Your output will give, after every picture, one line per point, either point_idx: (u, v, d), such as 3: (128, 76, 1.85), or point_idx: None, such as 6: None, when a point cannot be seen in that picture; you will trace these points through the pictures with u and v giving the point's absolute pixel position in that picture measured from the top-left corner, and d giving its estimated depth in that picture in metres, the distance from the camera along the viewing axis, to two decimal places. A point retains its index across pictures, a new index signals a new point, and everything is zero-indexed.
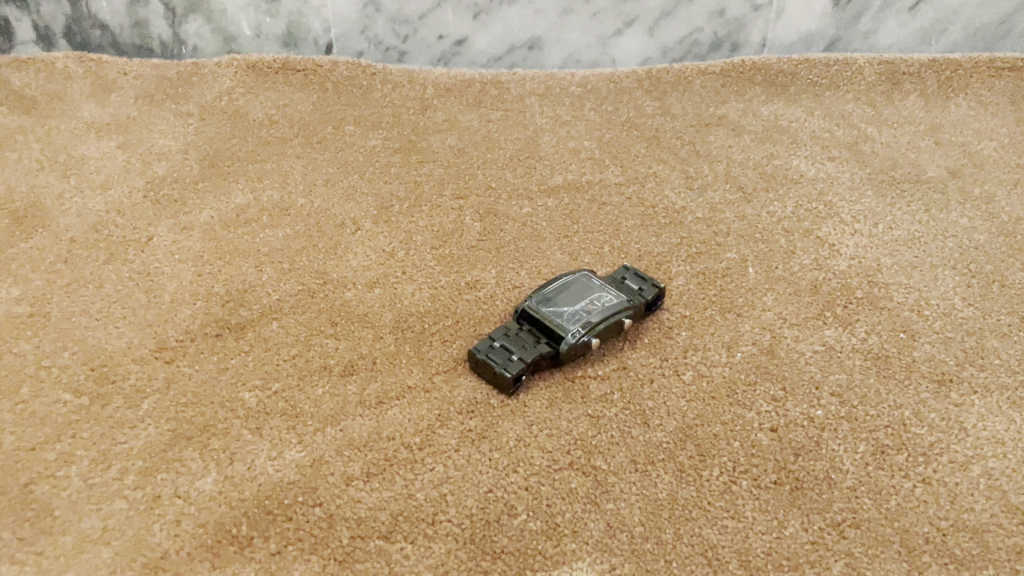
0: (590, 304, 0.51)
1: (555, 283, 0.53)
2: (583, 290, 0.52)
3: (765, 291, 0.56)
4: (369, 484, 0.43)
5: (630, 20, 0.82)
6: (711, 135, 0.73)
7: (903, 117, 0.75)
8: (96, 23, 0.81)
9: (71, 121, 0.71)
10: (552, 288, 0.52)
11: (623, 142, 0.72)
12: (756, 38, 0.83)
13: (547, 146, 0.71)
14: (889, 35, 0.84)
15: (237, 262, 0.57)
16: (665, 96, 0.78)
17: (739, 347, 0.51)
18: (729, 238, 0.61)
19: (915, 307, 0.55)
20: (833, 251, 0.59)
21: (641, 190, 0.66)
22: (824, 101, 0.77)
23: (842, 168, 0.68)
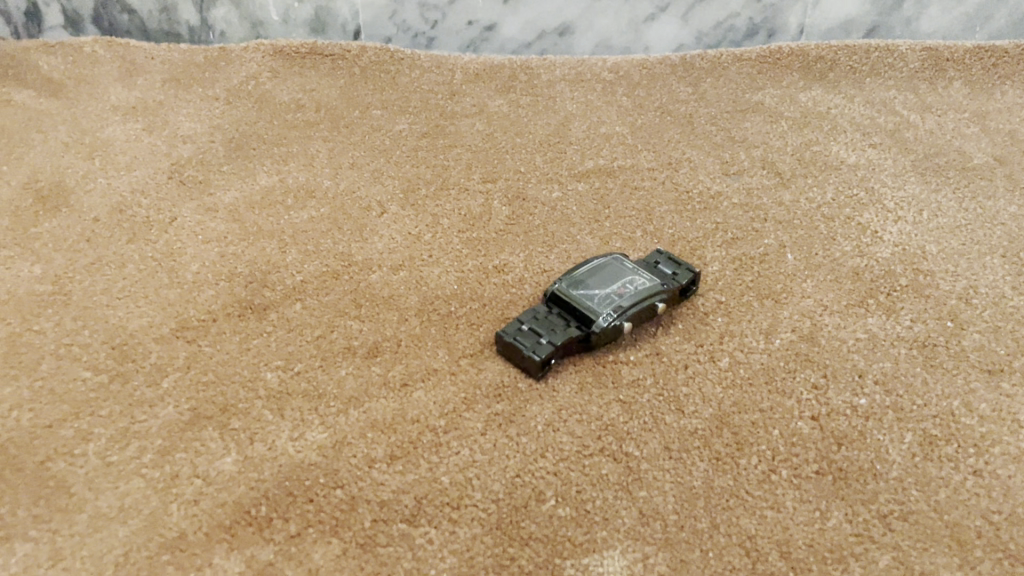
0: (622, 287, 0.49)
1: (587, 265, 0.51)
2: (615, 274, 0.50)
3: (804, 278, 0.54)
4: (392, 466, 0.42)
5: (664, 5, 0.80)
6: (747, 121, 0.71)
7: (947, 104, 0.72)
8: (125, 8, 0.81)
9: (98, 104, 0.71)
10: (583, 270, 0.51)
11: (656, 128, 0.70)
12: (793, 24, 0.81)
13: (577, 131, 0.69)
14: (932, 21, 0.81)
15: (261, 243, 0.56)
16: (699, 82, 0.76)
17: (777, 334, 0.49)
18: (766, 225, 0.59)
19: (963, 294, 0.52)
20: (875, 238, 0.57)
21: (674, 176, 0.64)
22: (864, 87, 0.75)
23: (884, 154, 0.66)
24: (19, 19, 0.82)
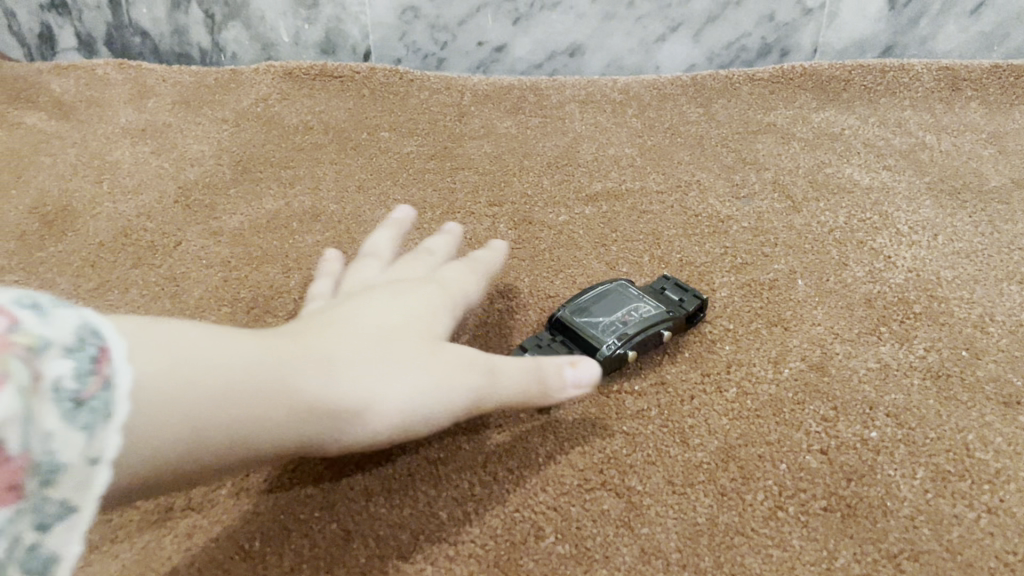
0: (628, 313, 0.48)
1: (591, 291, 0.50)
2: (620, 301, 0.50)
3: (814, 304, 0.53)
4: (389, 499, 0.41)
5: (675, 25, 0.79)
6: (759, 142, 0.70)
7: (964, 125, 0.71)
8: (137, 30, 0.81)
9: (107, 126, 0.71)
10: (587, 296, 0.50)
11: (666, 150, 0.69)
12: (807, 44, 0.80)
13: (586, 153, 0.69)
14: (948, 40, 0.80)
15: (265, 268, 0.56)
16: (711, 103, 0.75)
17: (786, 363, 0.48)
18: (777, 249, 0.58)
19: (978, 323, 0.51)
20: (889, 263, 0.56)
21: (683, 199, 0.63)
22: (879, 108, 0.74)
23: (898, 177, 0.65)
24: (33, 41, 0.83)
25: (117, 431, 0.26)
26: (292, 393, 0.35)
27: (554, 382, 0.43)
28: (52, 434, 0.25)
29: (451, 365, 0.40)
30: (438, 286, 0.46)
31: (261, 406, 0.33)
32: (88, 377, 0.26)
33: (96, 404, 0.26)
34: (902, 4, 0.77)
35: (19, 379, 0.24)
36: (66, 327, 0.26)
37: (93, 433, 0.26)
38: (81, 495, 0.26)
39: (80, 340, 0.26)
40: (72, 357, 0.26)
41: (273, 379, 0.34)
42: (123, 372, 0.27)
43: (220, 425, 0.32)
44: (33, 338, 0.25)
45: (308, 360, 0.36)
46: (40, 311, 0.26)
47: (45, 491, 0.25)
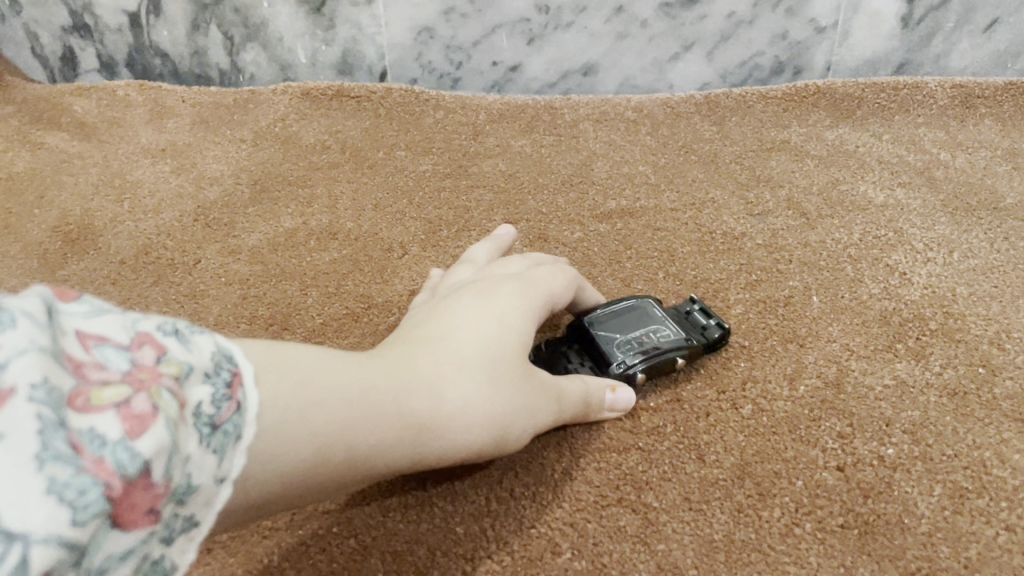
0: (644, 336, 0.48)
1: (617, 305, 0.51)
2: (642, 321, 0.50)
3: (829, 321, 0.53)
4: (406, 515, 0.41)
5: (689, 44, 0.79)
6: (772, 160, 0.70)
7: (979, 142, 0.71)
8: (157, 52, 0.83)
9: (128, 146, 0.72)
10: (610, 310, 0.50)
11: (679, 168, 0.70)
12: (820, 61, 0.80)
13: (600, 171, 0.69)
14: (962, 57, 0.79)
15: (283, 285, 0.57)
16: (724, 121, 0.76)
17: (802, 380, 0.48)
18: (792, 266, 0.58)
19: (995, 339, 0.51)
20: (904, 279, 0.56)
21: (697, 216, 0.64)
22: (893, 125, 0.74)
23: (913, 194, 0.65)
24: (55, 62, 0.85)
25: (242, 452, 0.27)
26: (402, 416, 0.34)
27: (596, 405, 0.45)
28: (196, 456, 0.25)
29: (534, 390, 0.41)
30: (529, 293, 0.45)
31: (373, 430, 0.33)
32: (222, 403, 0.26)
33: (228, 428, 0.27)
34: (915, 22, 0.77)
35: (176, 406, 0.24)
36: (202, 355, 0.27)
37: (223, 454, 0.26)
38: (204, 512, 0.26)
39: (215, 367, 0.27)
40: (211, 382, 0.26)
41: (385, 405, 0.34)
42: (249, 398, 0.28)
43: (337, 450, 0.32)
44: (179, 366, 0.25)
45: (414, 381, 0.36)
46: (180, 338, 0.26)
47: (178, 509, 0.25)
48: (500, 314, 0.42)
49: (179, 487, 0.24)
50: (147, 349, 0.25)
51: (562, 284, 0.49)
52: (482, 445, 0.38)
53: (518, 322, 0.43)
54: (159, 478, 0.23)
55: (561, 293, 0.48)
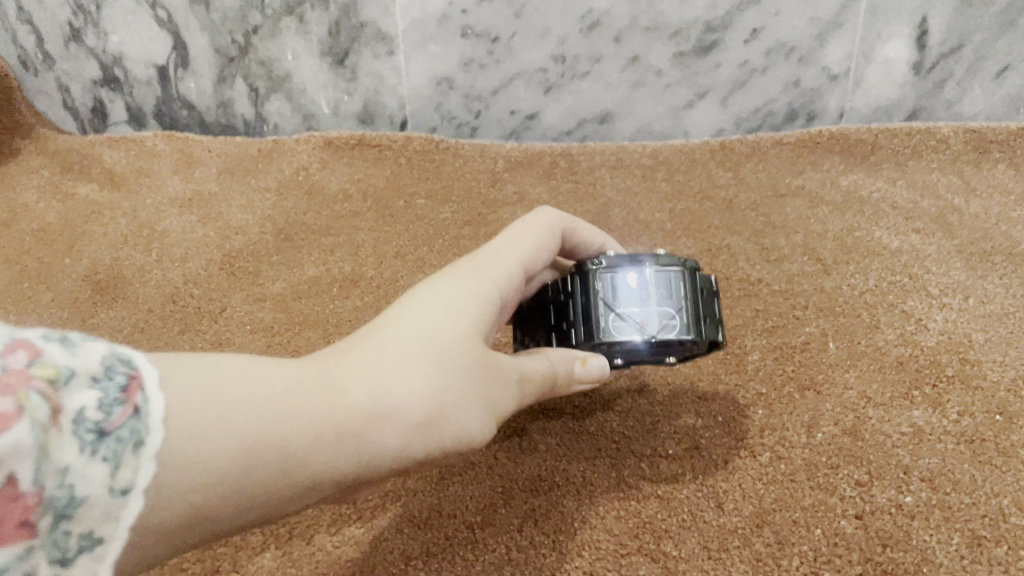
0: (634, 318, 0.45)
1: (627, 263, 0.47)
2: (646, 291, 0.46)
3: (846, 368, 0.53)
4: (428, 565, 0.42)
5: (703, 92, 0.81)
6: (787, 206, 0.71)
7: (994, 187, 0.72)
8: (184, 103, 0.85)
9: (156, 196, 0.74)
10: (618, 269, 0.47)
11: (694, 214, 0.71)
12: (833, 108, 0.81)
13: (617, 220, 0.71)
14: (975, 103, 0.80)
15: (305, 334, 0.59)
16: (739, 167, 0.77)
17: (820, 427, 0.48)
18: (807, 312, 0.58)
19: (1012, 386, 0.51)
20: (920, 325, 0.56)
21: (713, 262, 0.65)
22: (907, 170, 0.75)
23: (927, 239, 0.66)
24: (86, 115, 0.87)
25: (148, 459, 0.26)
26: (344, 413, 0.32)
27: (564, 378, 0.45)
28: (76, 465, 0.24)
29: (488, 376, 0.39)
30: (491, 268, 0.44)
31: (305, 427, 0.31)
32: (114, 407, 0.25)
33: (125, 432, 0.25)
34: (926, 68, 0.78)
35: (46, 411, 0.23)
36: (92, 359, 0.25)
37: (117, 463, 0.25)
38: (107, 527, 0.25)
39: (108, 370, 0.26)
40: (100, 387, 0.25)
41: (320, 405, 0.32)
42: (153, 401, 0.26)
43: (273, 456, 0.30)
44: (55, 370, 0.24)
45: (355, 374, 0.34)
46: (66, 343, 0.25)
47: (65, 524, 0.24)
48: (455, 296, 0.41)
49: (53, 497, 0.23)
50: (19, 352, 0.24)
51: (538, 248, 0.49)
52: (446, 441, 0.36)
53: (475, 303, 0.41)
54: (21, 485, 0.22)
55: (534, 258, 0.48)
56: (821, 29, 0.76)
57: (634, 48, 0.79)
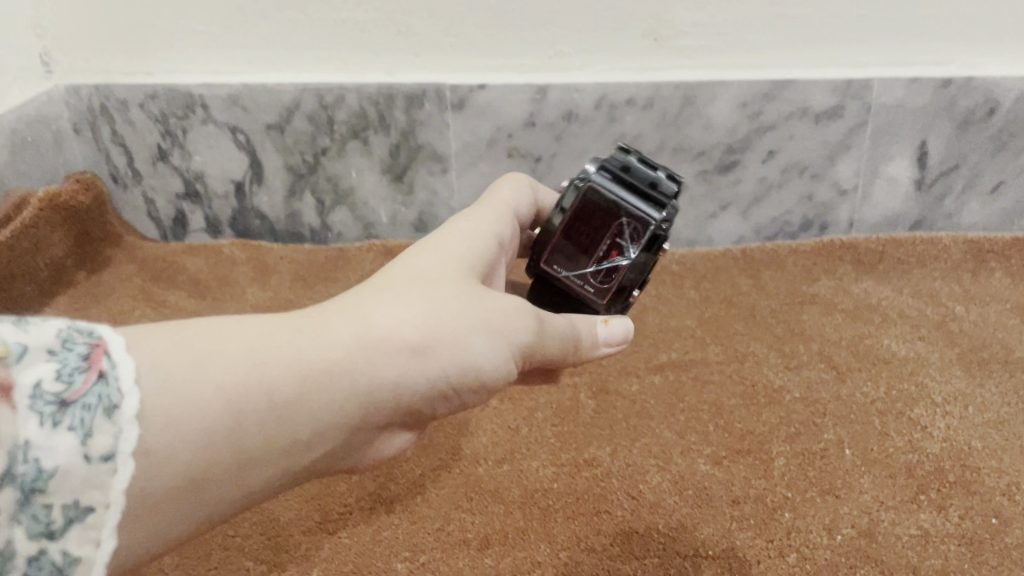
0: (605, 257, 0.50)
1: (555, 227, 0.51)
2: (590, 229, 0.50)
3: (861, 473, 0.60)
4: None
5: (725, 204, 0.90)
6: (805, 313, 0.79)
7: (991, 295, 0.80)
8: (257, 213, 0.95)
9: (238, 304, 0.83)
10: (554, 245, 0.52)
11: (721, 320, 0.79)
12: (844, 219, 0.90)
13: (651, 325, 0.79)
14: (972, 214, 0.88)
15: None
16: (760, 274, 0.86)
17: (839, 529, 0.56)
18: (826, 419, 0.66)
19: (1006, 491, 0.58)
20: (926, 433, 0.64)
21: (740, 368, 0.73)
22: (913, 278, 0.83)
23: (931, 347, 0.73)
24: (168, 224, 0.97)
25: (118, 421, 0.29)
26: (331, 352, 0.37)
27: (590, 334, 0.50)
28: (42, 438, 0.27)
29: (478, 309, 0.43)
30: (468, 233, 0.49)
31: (289, 364, 0.35)
32: (75, 377, 0.29)
33: (88, 399, 0.29)
34: (927, 184, 0.87)
35: None
36: (47, 333, 0.29)
37: (88, 429, 0.28)
38: (88, 488, 0.28)
39: (65, 345, 0.29)
40: (57, 359, 0.29)
41: (299, 349, 0.36)
42: (119, 364, 0.30)
43: (261, 401, 0.34)
44: (11, 349, 0.28)
45: (340, 319, 0.39)
46: (22, 323, 0.29)
47: (44, 492, 0.27)
48: (438, 250, 0.46)
49: (21, 473, 0.27)
50: None
51: (518, 195, 0.56)
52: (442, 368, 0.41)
53: (458, 255, 0.46)
54: None
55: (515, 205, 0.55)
56: (831, 150, 0.85)
57: (663, 166, 0.88)
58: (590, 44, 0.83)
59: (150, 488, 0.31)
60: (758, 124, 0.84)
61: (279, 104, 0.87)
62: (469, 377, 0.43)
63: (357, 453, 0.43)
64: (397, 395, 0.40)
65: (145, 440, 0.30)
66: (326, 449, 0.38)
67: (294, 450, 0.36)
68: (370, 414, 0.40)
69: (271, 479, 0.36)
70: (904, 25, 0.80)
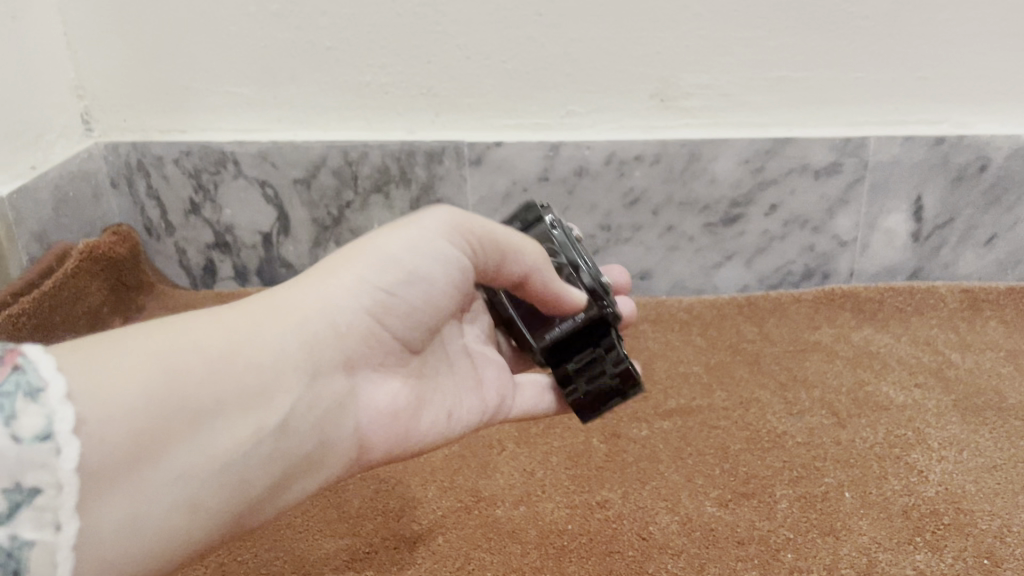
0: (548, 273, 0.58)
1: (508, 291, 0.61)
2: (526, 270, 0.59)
3: (860, 515, 0.64)
4: None
5: (730, 255, 0.94)
6: (807, 360, 0.83)
7: (986, 343, 0.83)
8: (283, 263, 0.99)
9: None
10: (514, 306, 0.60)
11: (727, 366, 0.83)
12: (844, 269, 0.94)
13: (660, 371, 0.83)
14: (968, 265, 0.92)
15: (406, 478, 0.71)
16: (764, 322, 0.90)
17: (839, 570, 0.59)
18: (827, 463, 0.69)
19: (998, 532, 0.61)
20: (922, 477, 0.67)
21: (745, 414, 0.76)
22: (910, 327, 0.87)
23: (928, 394, 0.77)
24: (198, 273, 1.02)
25: (38, 404, 0.36)
26: (248, 312, 0.47)
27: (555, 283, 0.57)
28: None
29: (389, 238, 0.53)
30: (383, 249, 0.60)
31: (212, 325, 0.44)
32: None
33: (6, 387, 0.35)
34: (924, 236, 0.91)
35: None
36: None
37: (13, 413, 0.35)
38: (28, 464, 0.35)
39: None
40: None
41: (216, 316, 0.45)
42: (36, 358, 0.37)
43: (191, 352, 0.43)
44: None
45: (258, 296, 0.48)
46: None
47: None
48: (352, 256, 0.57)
49: None
50: None
51: None
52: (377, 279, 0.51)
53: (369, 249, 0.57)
54: None
55: None
56: (831, 204, 0.90)
57: (670, 219, 0.92)
58: (601, 104, 0.88)
59: (109, 444, 0.38)
60: (761, 179, 0.89)
61: (307, 160, 0.92)
62: (391, 276, 0.51)
63: (341, 402, 0.49)
64: (325, 330, 0.49)
65: (85, 415, 0.37)
66: (288, 391, 0.46)
67: (255, 397, 0.44)
68: (311, 350, 0.48)
69: (253, 433, 0.44)
70: (898, 87, 0.85)
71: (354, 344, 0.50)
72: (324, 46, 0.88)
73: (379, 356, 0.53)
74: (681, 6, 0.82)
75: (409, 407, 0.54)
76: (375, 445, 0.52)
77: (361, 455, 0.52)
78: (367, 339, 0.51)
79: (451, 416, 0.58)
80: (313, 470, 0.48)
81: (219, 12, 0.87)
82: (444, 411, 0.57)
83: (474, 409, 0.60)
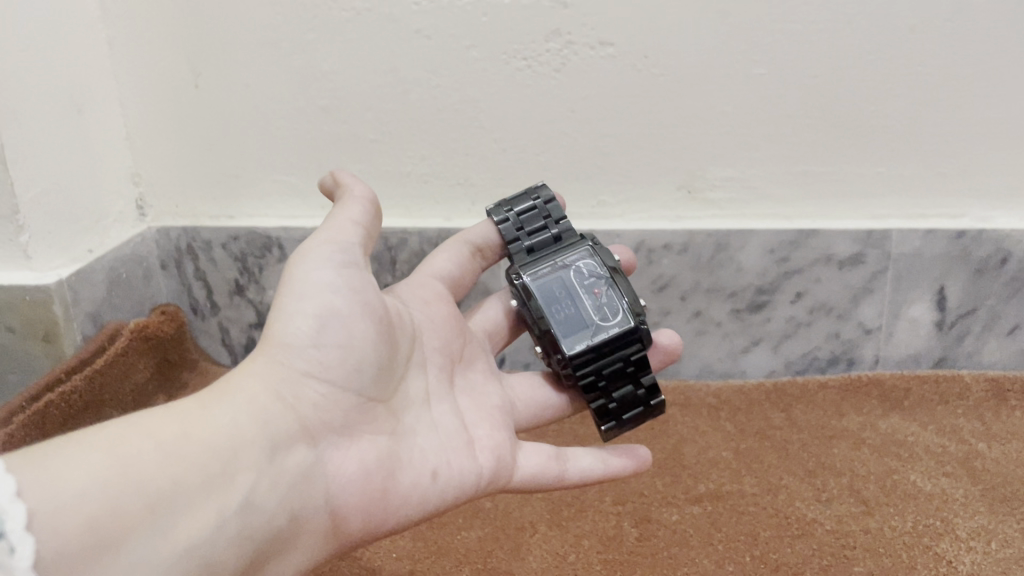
0: (588, 288, 0.71)
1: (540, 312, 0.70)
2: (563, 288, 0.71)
3: None
4: None
5: (757, 340, 0.96)
6: (834, 446, 0.84)
7: (1012, 433, 0.85)
8: None
9: None
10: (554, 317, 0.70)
11: (755, 452, 0.85)
12: (869, 356, 0.96)
13: (691, 457, 0.85)
14: (993, 354, 0.93)
15: (441, 560, 0.72)
16: (791, 408, 0.92)
17: None
18: (857, 551, 0.70)
19: None
20: (950, 567, 0.67)
21: (775, 500, 0.77)
22: (937, 416, 0.89)
23: (956, 483, 0.78)
24: (240, 350, 1.06)
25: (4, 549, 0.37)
26: (201, 406, 0.51)
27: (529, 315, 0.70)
28: None
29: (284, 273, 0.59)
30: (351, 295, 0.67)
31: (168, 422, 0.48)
32: None
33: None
34: (948, 325, 0.92)
35: None
36: None
37: None
38: None
39: None
40: None
41: (172, 411, 0.49)
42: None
43: (145, 444, 0.46)
44: None
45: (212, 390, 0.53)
46: None
47: None
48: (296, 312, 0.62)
49: None
50: None
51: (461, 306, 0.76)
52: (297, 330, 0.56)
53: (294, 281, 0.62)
54: None
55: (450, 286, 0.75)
56: (855, 293, 0.92)
57: (698, 304, 0.95)
58: (631, 195, 0.92)
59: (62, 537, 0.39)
60: (786, 268, 0.92)
61: None
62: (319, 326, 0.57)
63: (306, 473, 0.53)
64: (274, 403, 0.53)
65: (34, 508, 0.39)
66: (246, 467, 0.49)
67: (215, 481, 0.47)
68: (263, 424, 0.52)
69: (219, 509, 0.47)
70: (918, 182, 0.88)
71: (309, 413, 0.55)
72: (368, 138, 0.92)
73: (340, 425, 0.56)
74: (709, 104, 0.86)
75: (383, 472, 0.57)
76: (351, 517, 0.55)
77: (338, 527, 0.54)
78: (320, 409, 0.55)
79: (436, 475, 0.59)
80: (281, 547, 0.51)
81: (269, 106, 0.93)
82: (427, 471, 0.59)
83: (463, 466, 0.61)
